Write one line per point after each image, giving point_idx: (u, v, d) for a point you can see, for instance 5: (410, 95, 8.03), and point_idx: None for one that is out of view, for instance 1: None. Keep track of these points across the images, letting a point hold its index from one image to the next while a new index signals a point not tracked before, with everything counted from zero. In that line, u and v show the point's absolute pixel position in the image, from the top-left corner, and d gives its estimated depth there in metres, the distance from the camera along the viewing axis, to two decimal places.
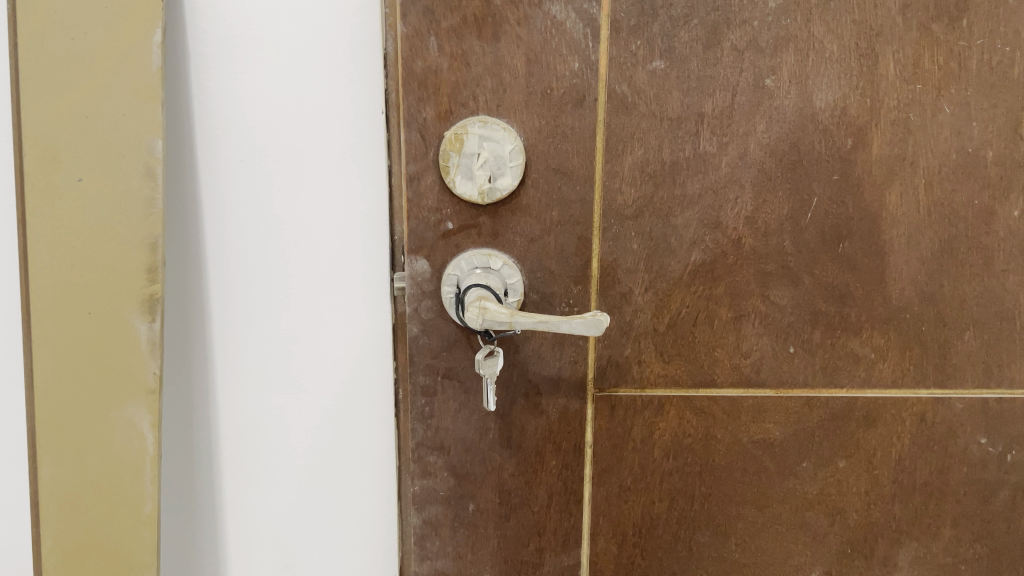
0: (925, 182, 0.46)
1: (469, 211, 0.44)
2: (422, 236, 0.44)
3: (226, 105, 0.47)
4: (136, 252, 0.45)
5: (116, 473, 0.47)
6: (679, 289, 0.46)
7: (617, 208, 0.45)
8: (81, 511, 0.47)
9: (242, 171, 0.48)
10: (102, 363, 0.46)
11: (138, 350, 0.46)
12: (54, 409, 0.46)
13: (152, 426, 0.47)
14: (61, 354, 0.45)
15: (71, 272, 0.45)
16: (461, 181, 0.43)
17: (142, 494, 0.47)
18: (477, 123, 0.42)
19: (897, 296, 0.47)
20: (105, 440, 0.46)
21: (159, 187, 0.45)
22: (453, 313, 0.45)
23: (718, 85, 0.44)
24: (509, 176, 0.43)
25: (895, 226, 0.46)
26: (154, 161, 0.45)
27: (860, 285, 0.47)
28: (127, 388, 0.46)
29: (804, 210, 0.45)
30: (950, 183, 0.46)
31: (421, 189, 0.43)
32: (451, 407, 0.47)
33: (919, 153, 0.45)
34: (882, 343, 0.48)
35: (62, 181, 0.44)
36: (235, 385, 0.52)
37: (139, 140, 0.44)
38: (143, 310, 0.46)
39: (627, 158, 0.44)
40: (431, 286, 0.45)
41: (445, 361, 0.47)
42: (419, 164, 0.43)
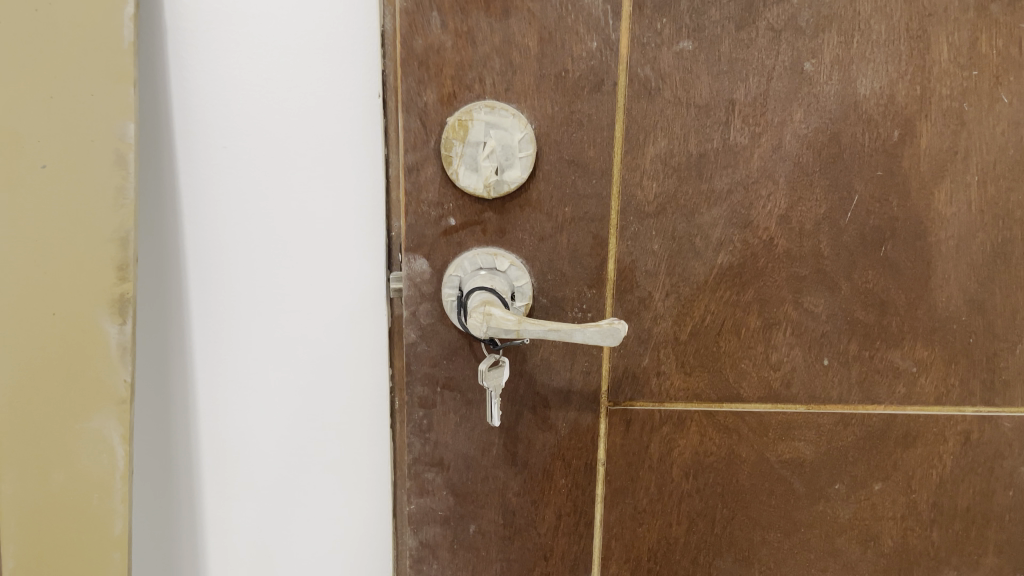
0: (977, 179, 0.41)
1: (473, 206, 0.40)
2: (422, 234, 0.40)
3: (207, 87, 0.43)
4: (106, 247, 0.41)
5: (84, 490, 0.43)
6: (703, 295, 0.42)
7: (637, 204, 0.41)
8: (45, 530, 0.43)
9: (225, 159, 0.44)
10: (69, 369, 0.42)
11: (107, 355, 0.42)
12: (13, 421, 0.41)
13: (123, 439, 0.42)
14: (24, 361, 0.41)
15: (34, 269, 0.41)
16: (465, 173, 0.39)
17: (112, 513, 0.43)
18: (483, 108, 0.38)
19: (942, 305, 0.43)
20: (72, 455, 0.42)
21: (131, 175, 0.41)
22: (454, 318, 0.41)
23: (751, 70, 0.39)
24: (518, 168, 0.39)
25: (943, 228, 0.42)
26: (125, 147, 0.40)
27: (903, 292, 0.42)
28: (97, 398, 0.42)
29: (846, 209, 0.41)
30: (1006, 180, 0.41)
31: (421, 181, 0.39)
32: (452, 420, 0.44)
33: (971, 148, 0.41)
34: (924, 355, 0.44)
35: (24, 169, 0.40)
36: (217, 393, 0.48)
37: (111, 124, 0.40)
38: (113, 311, 0.41)
39: (649, 149, 0.40)
40: (430, 288, 0.41)
41: (445, 370, 0.43)
42: (419, 154, 0.39)
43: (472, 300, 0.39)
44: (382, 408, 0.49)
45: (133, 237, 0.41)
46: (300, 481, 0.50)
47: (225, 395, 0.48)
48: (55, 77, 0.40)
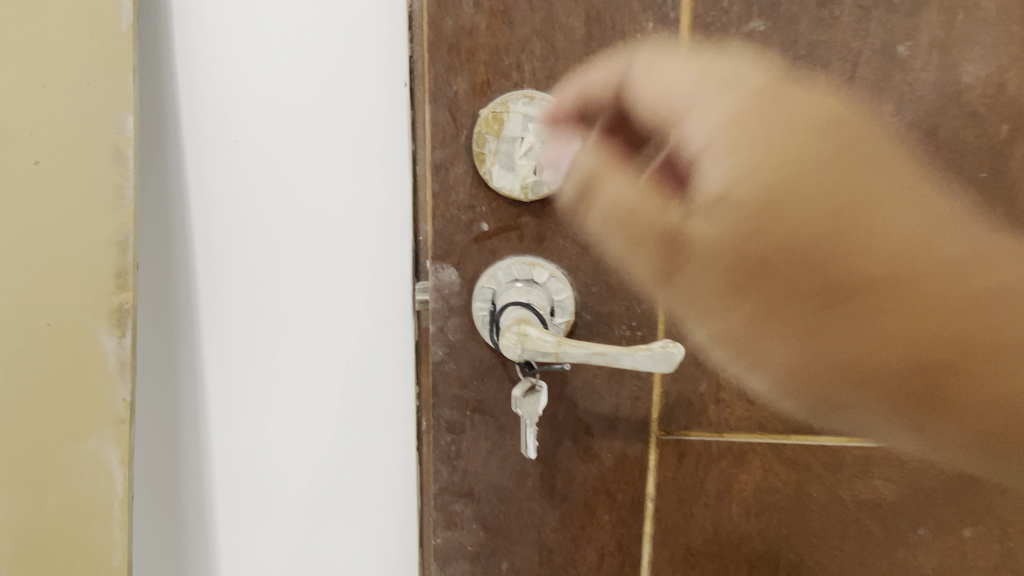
0: (831, 212, 0.35)
1: (509, 209, 0.36)
2: (451, 240, 0.36)
3: (207, 77, 0.39)
4: (105, 252, 0.39)
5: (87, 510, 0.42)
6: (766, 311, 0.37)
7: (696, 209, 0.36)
8: (46, 553, 0.42)
9: (235, 156, 0.40)
10: (67, 384, 0.40)
11: (105, 372, 0.40)
12: (16, 438, 0.41)
13: (120, 462, 0.42)
14: (27, 377, 0.40)
15: (35, 280, 0.39)
16: (499, 172, 0.35)
17: (109, 541, 0.42)
18: (521, 99, 0.34)
19: (966, 311, 0.37)
20: (71, 476, 0.42)
21: (130, 173, 0.38)
22: (487, 335, 0.37)
23: (835, 54, 0.33)
24: (560, 167, 0.35)
25: (872, 266, 0.36)
26: (123, 140, 0.38)
27: (915, 324, 0.37)
28: (97, 415, 0.41)
29: (719, 294, 0.36)
30: (817, 233, 0.36)
31: (450, 180, 0.36)
32: (482, 448, 0.39)
33: (807, 211, 0.35)
34: (974, 373, 0.37)
35: (22, 163, 0.38)
36: (226, 406, 0.45)
37: (108, 114, 0.37)
38: (111, 324, 0.40)
39: (711, 146, 0.35)
40: (460, 301, 0.37)
41: (476, 392, 0.39)
42: (448, 150, 0.35)
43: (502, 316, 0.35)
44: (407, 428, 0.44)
45: (130, 243, 0.39)
46: (315, 503, 0.46)
47: (234, 408, 0.45)
48: (52, 63, 0.37)
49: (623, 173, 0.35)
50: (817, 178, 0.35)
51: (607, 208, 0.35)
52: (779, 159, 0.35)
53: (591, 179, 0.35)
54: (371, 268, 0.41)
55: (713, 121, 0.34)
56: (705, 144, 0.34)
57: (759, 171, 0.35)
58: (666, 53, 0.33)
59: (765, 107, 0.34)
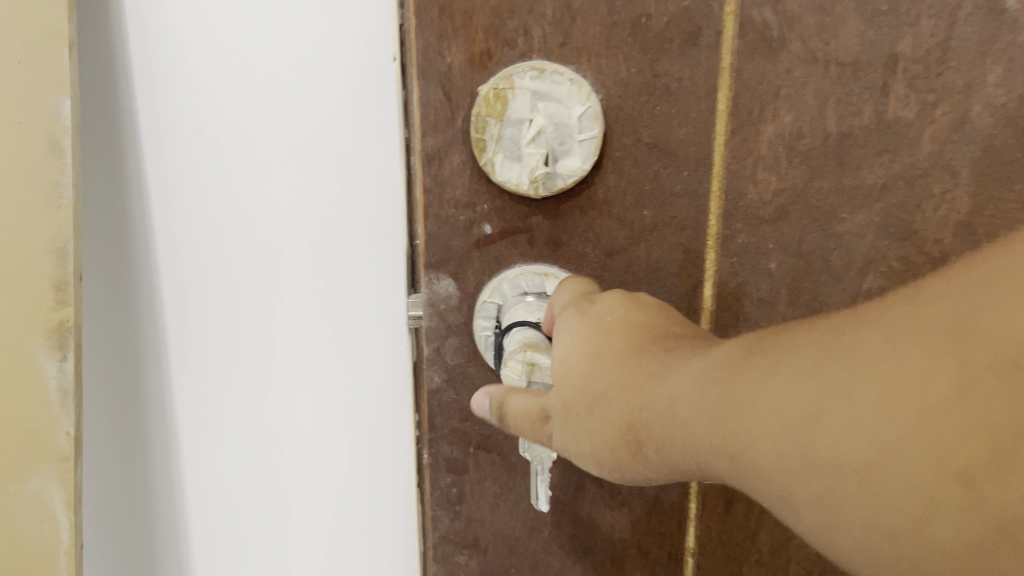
0: (658, 369, 0.23)
1: (518, 206, 0.30)
2: (448, 246, 0.30)
3: (167, 53, 0.34)
4: (45, 262, 0.36)
5: (35, 555, 0.40)
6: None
7: (748, 206, 0.29)
8: None
9: (198, 144, 0.36)
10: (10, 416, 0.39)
11: (49, 403, 0.38)
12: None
13: (65, 504, 0.40)
14: None
15: None
16: (503, 162, 0.29)
17: None
18: (529, 71, 0.28)
19: (832, 347, 0.18)
20: (17, 516, 0.40)
21: (67, 169, 0.35)
22: (491, 359, 0.31)
23: (926, 8, 0.26)
24: (578, 155, 0.28)
25: (689, 408, 0.21)
26: (58, 130, 0.34)
27: (807, 420, 0.17)
28: (41, 452, 0.39)
29: (612, 461, 0.24)
30: (639, 367, 0.24)
31: (444, 173, 0.29)
32: (489, 492, 0.33)
33: (620, 393, 0.24)
34: (944, 421, 0.15)
35: None
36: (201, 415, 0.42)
37: (42, 98, 0.34)
38: (51, 347, 0.37)
39: (766, 127, 0.28)
40: (460, 318, 0.31)
41: (480, 427, 0.33)
42: (441, 137, 0.29)
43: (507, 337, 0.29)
44: (394, 444, 0.41)
45: (68, 250, 0.36)
46: (301, 509, 0.44)
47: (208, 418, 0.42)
48: None
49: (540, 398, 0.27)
50: (898, 164, 0.28)
51: (533, 421, 0.27)
52: (602, 348, 0.25)
53: (501, 404, 0.28)
54: (353, 271, 0.37)
55: (569, 356, 0.26)
56: (578, 374, 0.25)
57: (602, 366, 0.25)
58: (574, 287, 0.28)
59: (635, 314, 0.26)
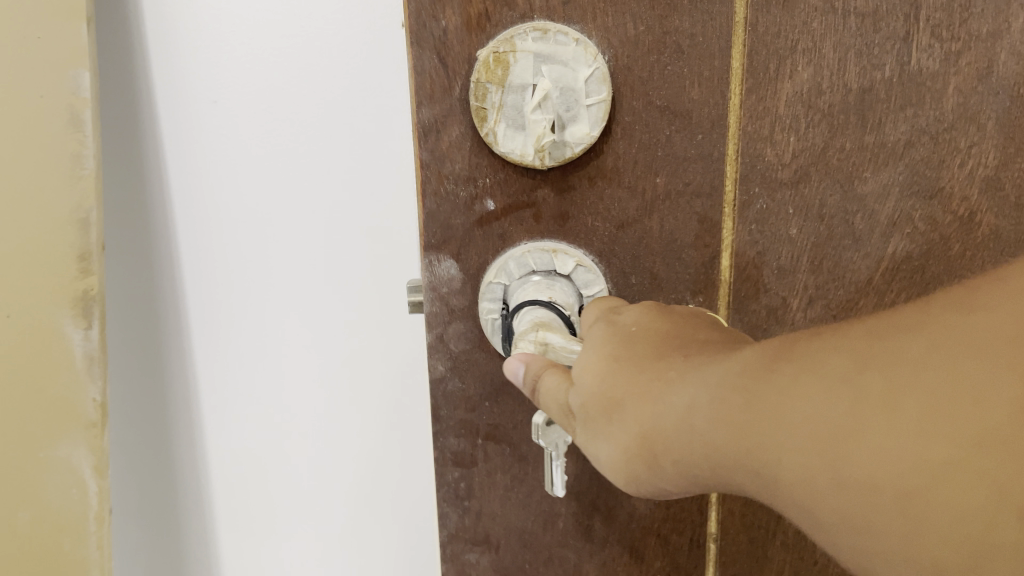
0: (675, 371, 0.22)
1: (521, 179, 0.28)
2: (449, 225, 0.28)
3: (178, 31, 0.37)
4: (67, 232, 0.38)
5: (65, 520, 0.43)
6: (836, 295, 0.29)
7: (766, 169, 0.27)
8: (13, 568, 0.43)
9: (213, 114, 0.38)
10: (34, 389, 0.40)
11: (74, 369, 0.40)
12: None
13: (94, 469, 0.43)
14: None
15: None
16: (505, 132, 0.27)
17: (87, 558, 0.44)
18: (530, 33, 0.26)
19: (869, 357, 0.17)
20: (38, 487, 0.42)
21: (87, 137, 0.37)
22: (500, 344, 0.29)
23: None
24: (584, 121, 0.27)
25: (708, 418, 0.20)
26: (79, 101, 0.36)
27: (842, 433, 0.17)
28: (68, 419, 0.41)
29: (624, 471, 0.23)
30: (652, 370, 0.22)
31: (442, 146, 0.28)
32: (500, 485, 0.32)
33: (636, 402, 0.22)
34: (998, 445, 0.15)
35: None
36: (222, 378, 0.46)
37: (62, 71, 0.36)
38: (76, 314, 0.40)
39: (784, 85, 0.26)
40: (463, 302, 0.29)
41: (488, 416, 0.31)
42: (438, 108, 0.27)
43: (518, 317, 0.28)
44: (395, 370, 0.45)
45: (93, 219, 0.38)
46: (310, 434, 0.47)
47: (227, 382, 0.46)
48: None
49: (569, 386, 0.24)
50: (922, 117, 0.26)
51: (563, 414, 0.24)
52: (614, 352, 0.23)
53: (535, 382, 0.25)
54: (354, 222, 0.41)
55: (586, 360, 0.24)
56: (595, 378, 0.23)
57: (624, 371, 0.23)
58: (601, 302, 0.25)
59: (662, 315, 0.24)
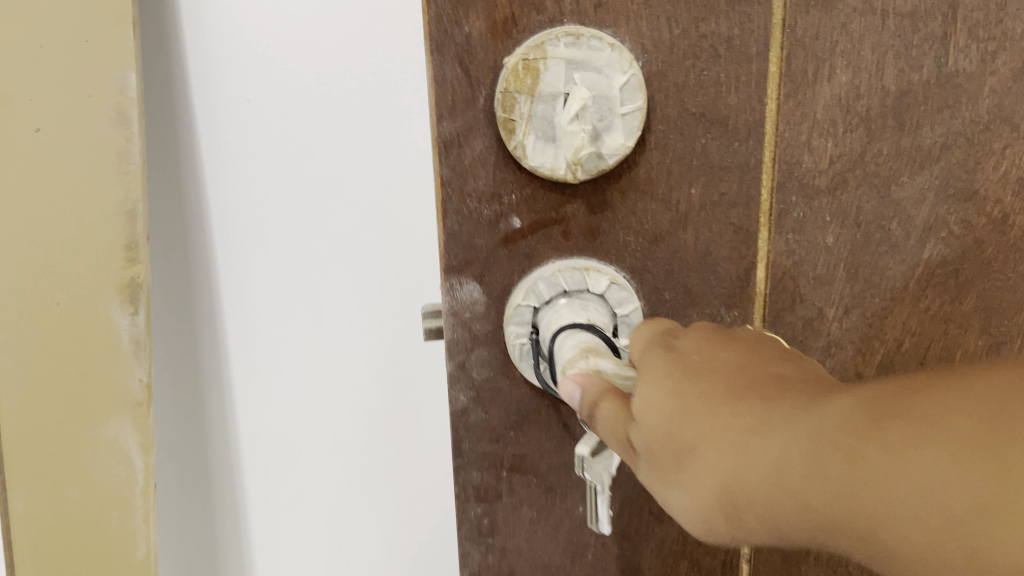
0: (749, 411, 0.18)
1: (549, 195, 0.26)
2: (471, 246, 0.26)
3: (228, 36, 0.38)
4: (112, 222, 0.40)
5: (113, 496, 0.44)
6: (871, 303, 0.28)
7: (803, 176, 0.26)
8: (60, 547, 0.44)
9: (249, 114, 0.40)
10: (82, 373, 0.42)
11: (121, 354, 0.42)
12: (42, 418, 0.42)
13: (139, 446, 0.44)
14: (38, 362, 0.41)
15: (37, 258, 0.39)
16: (535, 144, 0.25)
17: (133, 532, 0.45)
18: (563, 39, 0.24)
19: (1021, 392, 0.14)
20: (87, 465, 0.43)
21: (134, 135, 0.38)
22: (529, 371, 0.27)
23: None
24: (619, 131, 0.25)
25: (796, 470, 0.17)
26: (126, 101, 0.38)
27: (993, 486, 0.14)
28: (115, 401, 0.43)
29: (696, 528, 0.20)
30: (720, 397, 0.19)
31: (464, 162, 0.25)
32: (526, 518, 0.30)
33: (706, 437, 0.19)
34: None
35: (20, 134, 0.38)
36: (259, 375, 0.47)
37: (110, 73, 0.37)
38: (124, 302, 0.41)
39: (822, 89, 0.26)
40: (487, 327, 0.27)
41: (513, 447, 0.29)
42: (460, 120, 0.25)
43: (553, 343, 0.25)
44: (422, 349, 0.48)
45: (139, 212, 0.40)
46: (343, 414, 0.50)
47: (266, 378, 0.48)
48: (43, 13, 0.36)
49: (626, 421, 0.22)
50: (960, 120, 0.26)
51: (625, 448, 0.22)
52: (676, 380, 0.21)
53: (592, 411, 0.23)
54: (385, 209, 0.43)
55: (645, 394, 0.21)
56: (654, 415, 0.20)
57: (685, 411, 0.20)
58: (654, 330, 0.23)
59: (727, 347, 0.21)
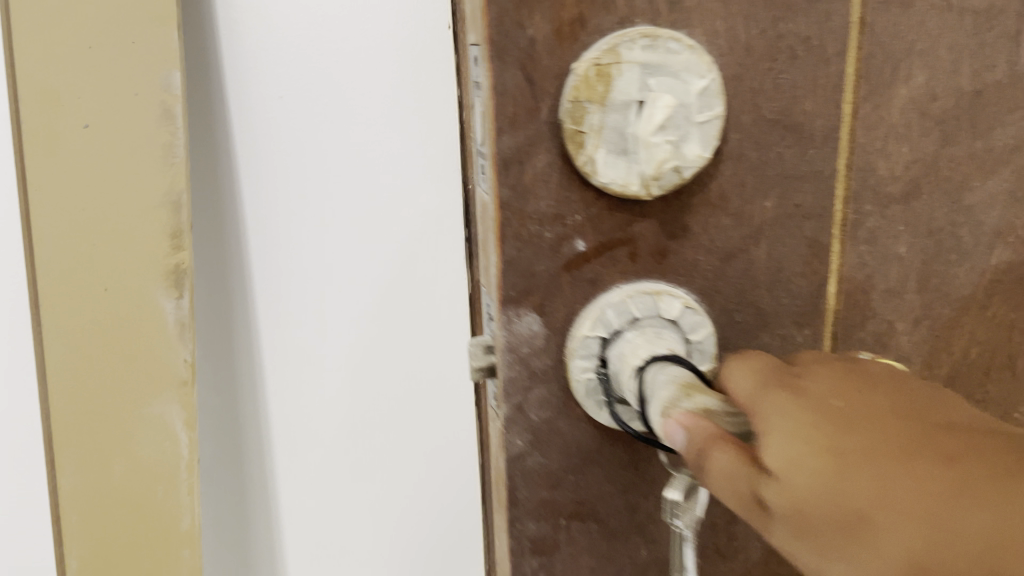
0: (963, 490, 0.15)
1: (616, 214, 0.23)
2: (532, 273, 0.24)
3: (268, 39, 0.38)
4: (159, 212, 0.39)
5: (157, 471, 0.43)
6: (942, 314, 0.27)
7: (878, 185, 0.25)
8: (108, 528, 0.43)
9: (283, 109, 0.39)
10: (131, 354, 0.41)
11: (166, 332, 0.41)
12: (91, 393, 0.41)
13: (186, 424, 0.43)
14: (80, 351, 0.40)
15: (83, 238, 0.39)
16: (607, 159, 0.22)
17: (180, 507, 0.44)
18: (639, 41, 0.21)
19: None
20: (133, 443, 0.42)
21: (179, 127, 0.38)
22: (598, 410, 0.25)
23: None
24: (697, 141, 0.22)
25: None
26: (171, 98, 0.38)
27: None
28: (164, 377, 0.42)
29: None
30: (894, 449, 0.17)
31: (526, 180, 0.23)
32: (584, 568, 0.27)
33: (901, 509, 0.16)
34: None
35: (63, 125, 0.38)
36: (289, 381, 0.45)
37: (156, 70, 0.38)
38: (169, 285, 0.40)
39: (900, 91, 0.24)
40: (547, 362, 0.25)
41: (572, 492, 0.26)
42: (522, 135, 0.22)
43: (628, 381, 0.23)
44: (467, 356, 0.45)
45: (184, 201, 0.39)
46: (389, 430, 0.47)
47: (295, 387, 0.46)
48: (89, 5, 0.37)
49: (746, 471, 0.18)
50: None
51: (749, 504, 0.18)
52: (826, 427, 0.18)
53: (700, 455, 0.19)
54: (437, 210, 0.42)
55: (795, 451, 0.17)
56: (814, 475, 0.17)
57: (859, 476, 0.16)
58: (761, 368, 0.20)
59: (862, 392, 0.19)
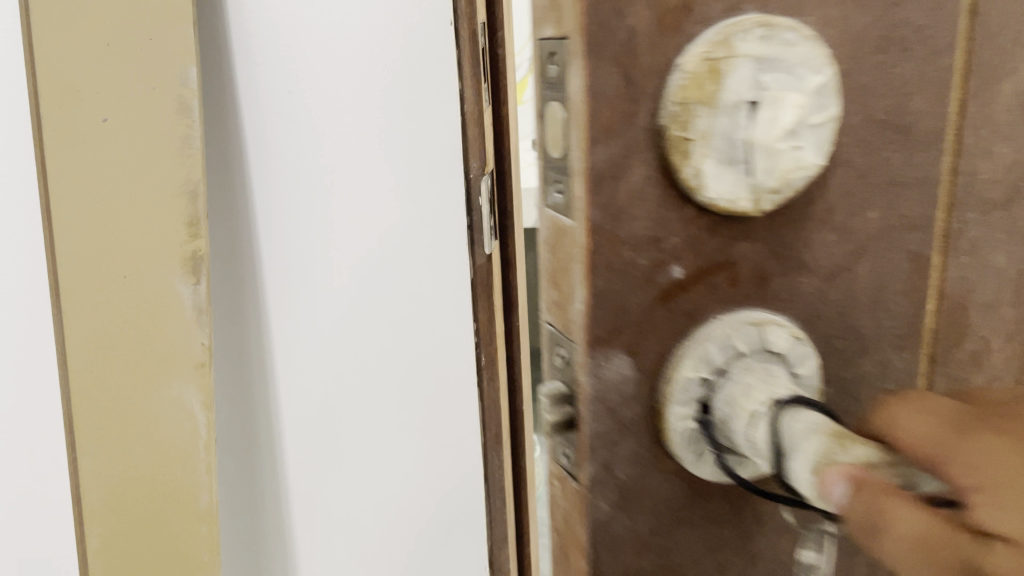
0: None
1: (718, 232, 0.20)
2: (625, 307, 0.20)
3: (267, 37, 0.60)
4: (180, 201, 0.59)
5: (177, 451, 0.64)
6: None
7: (979, 190, 0.23)
8: (128, 449, 0.62)
9: (287, 99, 0.61)
10: (151, 348, 0.61)
11: (186, 320, 0.61)
12: (113, 367, 0.60)
13: (201, 403, 0.63)
14: (98, 334, 0.59)
15: (98, 253, 0.58)
16: (717, 172, 0.19)
17: (200, 485, 0.65)
18: (756, 30, 0.19)
19: None
20: (157, 430, 0.63)
21: (194, 112, 0.58)
22: (701, 462, 0.21)
23: None
24: (812, 147, 0.19)
25: None
26: (189, 89, 0.58)
27: None
28: (182, 362, 0.62)
29: None
30: None
31: (620, 196, 0.19)
32: None
33: None
34: None
35: (86, 120, 0.57)
36: (289, 295, 0.67)
37: (175, 62, 0.57)
38: (188, 274, 0.61)
39: (1004, 84, 0.22)
40: (638, 411, 0.21)
41: (663, 559, 0.22)
42: (619, 141, 0.19)
43: (746, 428, 0.20)
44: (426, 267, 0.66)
45: (199, 190, 0.59)
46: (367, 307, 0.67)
47: (292, 296, 0.67)
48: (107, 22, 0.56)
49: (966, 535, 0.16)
50: None
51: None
52: None
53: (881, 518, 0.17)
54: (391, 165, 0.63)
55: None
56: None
57: None
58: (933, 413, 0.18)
59: None
